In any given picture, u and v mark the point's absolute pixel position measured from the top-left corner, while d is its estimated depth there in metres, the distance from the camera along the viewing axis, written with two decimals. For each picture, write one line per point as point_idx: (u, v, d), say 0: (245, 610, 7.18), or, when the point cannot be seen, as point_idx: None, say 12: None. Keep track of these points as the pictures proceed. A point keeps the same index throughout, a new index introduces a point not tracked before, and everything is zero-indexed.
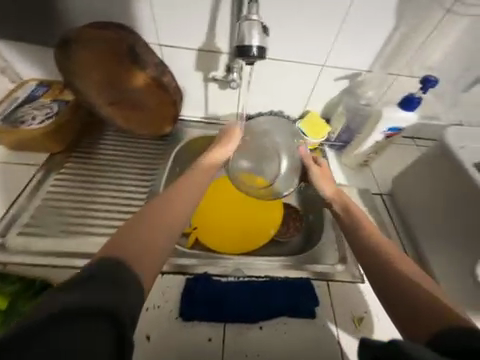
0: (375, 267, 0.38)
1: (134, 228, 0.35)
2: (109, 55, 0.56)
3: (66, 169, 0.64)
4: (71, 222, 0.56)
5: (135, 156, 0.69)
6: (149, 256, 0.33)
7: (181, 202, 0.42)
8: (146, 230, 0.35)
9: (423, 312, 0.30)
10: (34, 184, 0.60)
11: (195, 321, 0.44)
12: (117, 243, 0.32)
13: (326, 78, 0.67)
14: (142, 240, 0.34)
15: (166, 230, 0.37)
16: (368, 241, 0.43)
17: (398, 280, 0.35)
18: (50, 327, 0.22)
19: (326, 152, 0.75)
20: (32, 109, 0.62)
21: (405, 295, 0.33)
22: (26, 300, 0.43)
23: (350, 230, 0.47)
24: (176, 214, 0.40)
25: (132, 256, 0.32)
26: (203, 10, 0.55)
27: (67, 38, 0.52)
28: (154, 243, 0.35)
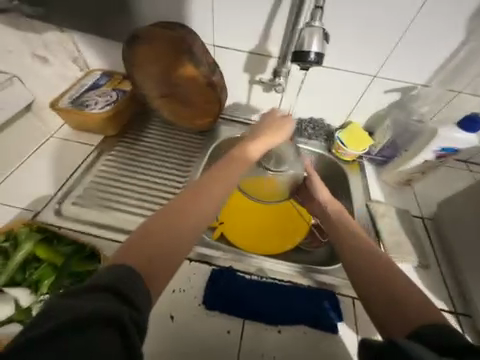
0: (355, 265, 0.39)
1: (150, 234, 0.31)
2: (169, 52, 0.61)
3: (115, 152, 0.70)
4: (115, 199, 0.61)
5: (175, 147, 0.73)
6: (161, 261, 0.30)
7: (205, 198, 0.37)
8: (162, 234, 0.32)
9: (402, 308, 0.32)
10: (87, 162, 0.67)
11: (216, 311, 0.45)
12: (131, 251, 0.30)
13: (375, 89, 0.64)
14: (156, 250, 0.31)
15: (182, 237, 0.33)
16: (349, 237, 0.43)
17: (376, 276, 0.36)
18: (55, 338, 0.20)
19: (364, 166, 0.72)
20: (96, 96, 0.70)
21: (386, 292, 0.34)
22: (77, 262, 0.48)
23: (332, 227, 0.47)
24: (199, 217, 0.35)
25: (144, 268, 0.29)
26: (260, 15, 0.57)
27: (135, 34, 0.58)
28: (167, 254, 0.31)
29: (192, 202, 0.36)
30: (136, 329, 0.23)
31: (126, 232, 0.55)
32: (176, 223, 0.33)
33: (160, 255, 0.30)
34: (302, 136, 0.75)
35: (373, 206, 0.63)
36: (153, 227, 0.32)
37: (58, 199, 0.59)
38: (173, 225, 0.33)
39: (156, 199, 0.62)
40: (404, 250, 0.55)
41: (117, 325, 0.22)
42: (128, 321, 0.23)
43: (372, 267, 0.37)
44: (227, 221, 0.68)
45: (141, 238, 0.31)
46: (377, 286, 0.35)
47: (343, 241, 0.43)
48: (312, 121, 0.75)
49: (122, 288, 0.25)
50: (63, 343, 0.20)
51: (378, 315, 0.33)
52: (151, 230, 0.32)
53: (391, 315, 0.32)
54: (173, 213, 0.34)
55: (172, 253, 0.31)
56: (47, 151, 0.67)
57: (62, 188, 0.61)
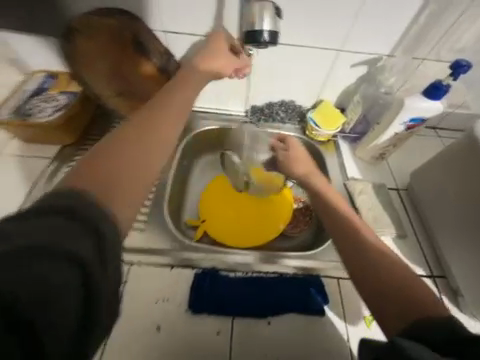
0: (353, 259, 0.35)
1: (107, 153, 0.26)
2: (114, 43, 0.54)
3: (76, 162, 0.64)
4: None
5: None
6: (130, 196, 0.25)
7: (165, 118, 0.31)
8: (118, 165, 0.25)
9: (406, 303, 0.29)
10: (45, 177, 0.61)
11: (203, 315, 0.44)
12: (84, 173, 0.24)
13: (342, 64, 0.62)
14: (118, 166, 0.25)
15: (152, 156, 0.28)
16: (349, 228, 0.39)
17: (377, 269, 0.33)
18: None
19: (339, 144, 0.73)
20: (41, 102, 0.62)
21: (386, 285, 0.31)
22: None
23: (329, 216, 0.42)
24: (161, 139, 0.29)
25: (107, 185, 0.24)
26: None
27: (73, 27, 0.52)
28: (136, 167, 0.26)
29: (151, 117, 0.30)
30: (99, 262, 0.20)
31: None
32: (138, 136, 0.28)
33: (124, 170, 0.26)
34: (274, 120, 0.74)
35: (350, 184, 0.63)
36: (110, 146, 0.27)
37: None
38: (136, 138, 0.28)
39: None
40: (382, 223, 0.57)
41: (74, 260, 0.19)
42: (89, 257, 0.20)
43: (372, 259, 0.34)
44: (209, 218, 0.66)
45: (97, 157, 0.26)
46: (377, 279, 0.32)
47: (340, 229, 0.39)
48: (283, 103, 0.72)
49: (74, 209, 0.21)
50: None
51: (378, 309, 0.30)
52: (106, 149, 0.26)
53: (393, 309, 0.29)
54: (131, 129, 0.28)
55: (142, 166, 0.27)
56: None
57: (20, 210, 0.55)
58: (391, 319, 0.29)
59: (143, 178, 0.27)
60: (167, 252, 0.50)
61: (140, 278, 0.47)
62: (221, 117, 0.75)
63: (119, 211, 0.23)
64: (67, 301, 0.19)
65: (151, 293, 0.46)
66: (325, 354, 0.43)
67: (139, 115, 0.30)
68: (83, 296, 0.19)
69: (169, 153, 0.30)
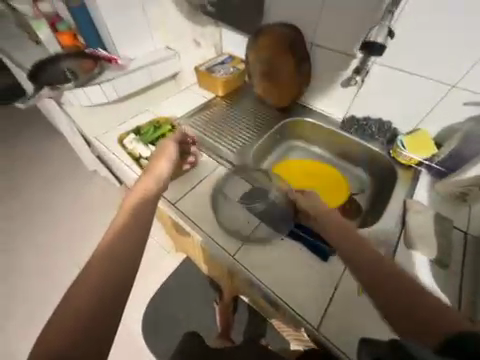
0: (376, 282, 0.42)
1: (82, 287, 0.38)
2: (274, 42, 0.84)
3: (217, 106, 1.02)
4: (206, 131, 0.92)
5: (258, 114, 0.98)
6: (113, 286, 0.39)
7: (137, 222, 0.47)
8: (97, 286, 0.38)
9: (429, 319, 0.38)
10: (201, 106, 1.01)
11: (244, 208, 0.67)
12: (63, 315, 0.35)
13: (453, 100, 0.67)
14: (88, 290, 0.37)
15: (127, 256, 0.42)
16: (375, 260, 0.45)
17: (391, 285, 0.41)
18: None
19: (420, 174, 0.74)
20: (220, 68, 1.03)
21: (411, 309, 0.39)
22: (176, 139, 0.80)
23: (355, 254, 0.47)
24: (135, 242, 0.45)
25: (75, 326, 0.35)
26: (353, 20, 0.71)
27: (261, 28, 0.86)
28: (112, 269, 0.40)
29: (123, 227, 0.46)
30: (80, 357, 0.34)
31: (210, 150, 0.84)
32: (109, 253, 0.41)
33: (101, 279, 0.39)
34: (365, 133, 0.84)
35: (409, 202, 0.66)
36: (84, 279, 0.38)
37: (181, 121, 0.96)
38: (102, 270, 0.39)
39: (232, 138, 0.89)
40: (423, 242, 0.58)
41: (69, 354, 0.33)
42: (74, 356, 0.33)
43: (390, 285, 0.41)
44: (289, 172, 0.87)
45: (65, 303, 0.36)
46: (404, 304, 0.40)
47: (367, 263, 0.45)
48: (379, 121, 0.82)
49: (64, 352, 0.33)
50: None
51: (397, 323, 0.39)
52: (83, 282, 0.38)
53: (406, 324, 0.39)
54: (102, 253, 0.41)
55: (115, 272, 0.40)
56: (182, 97, 1.06)
57: (185, 115, 0.98)
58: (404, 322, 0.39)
59: (119, 280, 0.40)
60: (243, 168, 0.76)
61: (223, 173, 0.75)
62: (320, 115, 0.94)
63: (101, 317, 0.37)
64: None
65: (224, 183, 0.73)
66: (310, 281, 0.56)
67: (109, 234, 0.44)
68: None
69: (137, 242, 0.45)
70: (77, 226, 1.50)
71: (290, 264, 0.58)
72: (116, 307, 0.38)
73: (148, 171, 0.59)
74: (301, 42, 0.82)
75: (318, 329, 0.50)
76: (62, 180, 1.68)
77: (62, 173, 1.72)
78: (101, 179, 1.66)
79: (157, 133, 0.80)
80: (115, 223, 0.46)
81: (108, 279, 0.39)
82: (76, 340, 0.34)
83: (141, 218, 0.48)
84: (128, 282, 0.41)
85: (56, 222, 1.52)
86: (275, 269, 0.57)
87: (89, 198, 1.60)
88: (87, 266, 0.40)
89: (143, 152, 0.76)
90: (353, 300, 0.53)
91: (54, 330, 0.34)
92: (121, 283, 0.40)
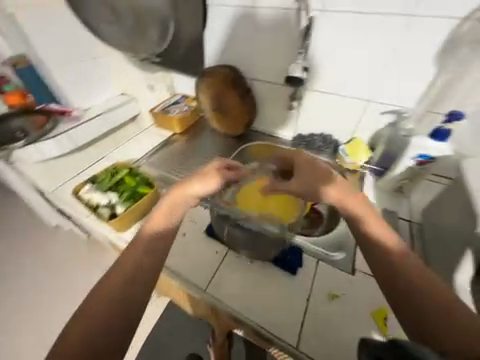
0: (386, 273, 0.39)
1: (102, 298, 0.37)
2: (218, 80, 0.94)
3: (177, 143, 1.06)
4: (167, 169, 0.95)
5: (216, 144, 1.04)
6: (117, 317, 0.36)
7: (147, 254, 0.42)
8: (102, 312, 0.36)
9: (441, 322, 0.34)
10: (160, 145, 1.05)
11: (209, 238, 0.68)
12: (68, 339, 0.34)
13: (372, 111, 0.80)
14: (95, 316, 0.36)
15: (134, 291, 0.39)
16: (393, 251, 0.40)
17: (414, 294, 0.37)
18: None
19: (365, 176, 0.84)
20: (175, 108, 1.09)
21: (418, 304, 0.36)
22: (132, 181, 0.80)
23: (368, 239, 0.42)
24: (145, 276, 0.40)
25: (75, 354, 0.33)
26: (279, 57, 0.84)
27: (204, 71, 0.96)
28: (128, 281, 0.39)
29: (140, 239, 0.43)
30: None
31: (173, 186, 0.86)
32: (122, 280, 0.39)
33: (124, 287, 0.38)
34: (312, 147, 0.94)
35: None
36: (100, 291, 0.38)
37: (141, 162, 0.98)
38: (114, 296, 0.37)
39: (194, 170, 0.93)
40: None
41: None
42: None
43: (406, 279, 0.38)
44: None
45: (82, 313, 0.36)
46: (409, 296, 0.37)
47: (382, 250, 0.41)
48: (322, 136, 0.93)
49: None
50: None
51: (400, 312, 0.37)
52: (100, 294, 0.37)
53: (411, 318, 0.36)
54: (119, 277, 0.39)
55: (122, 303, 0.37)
56: (141, 138, 1.10)
57: (146, 156, 1.00)
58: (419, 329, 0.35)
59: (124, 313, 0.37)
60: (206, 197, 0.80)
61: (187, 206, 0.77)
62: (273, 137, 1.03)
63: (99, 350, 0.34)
64: None
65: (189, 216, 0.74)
66: (285, 298, 0.57)
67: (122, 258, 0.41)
68: None
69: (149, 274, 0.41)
70: (44, 290, 1.36)
71: (262, 287, 0.59)
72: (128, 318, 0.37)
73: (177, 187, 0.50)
74: (241, 79, 0.94)
75: (298, 348, 0.50)
76: (19, 245, 1.52)
77: (20, 237, 1.57)
78: (67, 233, 1.54)
79: (116, 177, 0.80)
80: (132, 244, 0.43)
81: (125, 290, 0.38)
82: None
83: (153, 251, 0.43)
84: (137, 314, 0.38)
85: (19, 290, 1.37)
86: (251, 298, 0.57)
87: (54, 257, 1.46)
88: (103, 281, 0.39)
89: (100, 201, 0.75)
90: (325, 308, 0.55)
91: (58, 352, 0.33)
92: (142, 290, 0.39)
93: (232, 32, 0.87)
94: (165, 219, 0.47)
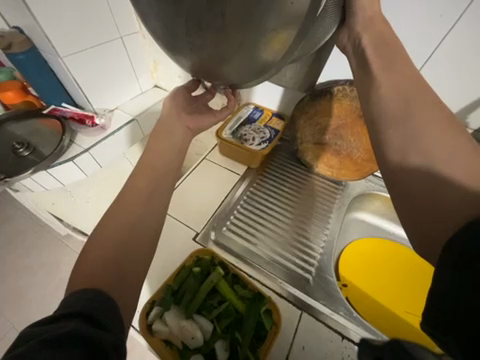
0: (394, 113, 0.32)
1: (115, 220, 0.38)
2: (350, 111, 0.64)
3: (255, 186, 0.72)
4: (251, 236, 0.63)
5: (311, 193, 0.72)
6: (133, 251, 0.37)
7: (156, 185, 0.43)
8: (119, 242, 0.36)
9: (439, 165, 0.27)
10: (234, 189, 0.71)
11: None
12: (93, 251, 0.35)
13: None
14: (108, 232, 0.37)
15: (146, 218, 0.40)
16: (403, 80, 0.33)
17: (419, 149, 0.29)
18: (52, 328, 0.25)
19: None
20: (251, 131, 0.75)
21: (420, 147, 0.29)
22: (225, 286, 0.45)
23: (386, 77, 0.34)
24: (149, 198, 0.41)
25: (117, 265, 0.34)
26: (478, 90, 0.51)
27: (327, 90, 0.63)
28: (131, 238, 0.37)
29: (139, 176, 0.43)
30: (105, 331, 0.27)
31: (276, 277, 0.56)
32: (127, 205, 0.40)
33: (131, 221, 0.38)
34: None
35: None
36: (96, 238, 0.36)
37: (213, 226, 0.64)
38: (121, 215, 0.38)
39: (291, 240, 0.63)
40: None
41: (89, 320, 0.27)
42: (108, 341, 0.26)
43: (412, 111, 0.31)
44: (348, 276, 0.68)
45: (85, 270, 0.33)
46: (412, 134, 0.30)
47: (400, 79, 0.34)
48: None
49: (95, 313, 0.28)
50: (59, 327, 0.25)
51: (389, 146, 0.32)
52: (98, 239, 0.36)
53: (399, 171, 0.30)
54: (121, 200, 0.40)
55: (143, 227, 0.39)
56: (200, 174, 0.75)
57: (219, 211, 0.66)
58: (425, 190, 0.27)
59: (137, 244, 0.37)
60: (331, 305, 0.53)
61: (310, 324, 0.50)
62: None
63: (129, 278, 0.35)
64: (96, 344, 0.25)
65: (322, 350, 0.47)
66: None
67: (123, 193, 0.41)
68: (95, 350, 0.24)
69: (160, 197, 0.42)
70: None
71: None
72: (147, 239, 0.39)
73: (177, 116, 0.54)
74: None
75: None
76: None
77: None
78: None
79: (204, 284, 0.45)
80: (130, 181, 0.42)
81: (130, 230, 0.38)
82: (110, 263, 0.34)
83: (158, 181, 0.43)
84: (156, 228, 0.40)
85: None
86: None
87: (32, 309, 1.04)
88: (109, 215, 0.39)
89: (185, 337, 0.41)
90: None
91: (87, 261, 0.34)
92: (153, 220, 0.40)
93: (411, 42, 0.52)
94: (147, 175, 0.43)
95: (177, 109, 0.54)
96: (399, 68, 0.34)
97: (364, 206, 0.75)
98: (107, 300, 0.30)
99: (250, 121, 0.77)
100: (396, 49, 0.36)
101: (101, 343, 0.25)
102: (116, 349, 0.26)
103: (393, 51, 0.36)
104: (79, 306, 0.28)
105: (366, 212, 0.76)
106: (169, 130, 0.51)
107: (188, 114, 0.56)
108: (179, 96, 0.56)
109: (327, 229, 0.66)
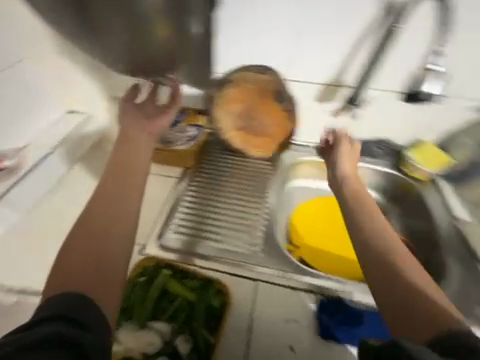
0: (374, 234, 0.43)
1: (82, 237, 0.38)
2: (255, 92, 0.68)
3: (196, 184, 0.74)
4: (200, 231, 0.64)
5: (248, 176, 0.76)
6: (106, 268, 0.37)
7: (124, 198, 0.42)
8: (91, 259, 0.37)
9: (410, 290, 0.36)
10: (174, 192, 0.71)
11: (331, 342, 0.48)
12: (64, 268, 0.36)
13: (447, 110, 0.68)
14: (79, 251, 0.37)
15: (116, 234, 0.39)
16: (359, 195, 0.49)
17: (390, 270, 0.38)
18: (33, 336, 0.28)
19: (440, 183, 0.72)
20: (176, 134, 0.76)
21: (393, 272, 0.38)
22: (175, 283, 0.46)
23: (363, 199, 0.48)
24: (116, 213, 0.41)
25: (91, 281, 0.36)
26: (340, 50, 0.63)
27: (229, 78, 0.66)
28: (102, 254, 0.37)
29: (106, 188, 0.42)
30: (86, 330, 0.30)
31: (229, 261, 0.59)
32: (96, 219, 0.40)
33: (101, 239, 0.38)
34: (369, 156, 0.76)
35: (460, 225, 0.64)
36: (66, 253, 0.38)
37: (160, 234, 0.63)
38: (91, 230, 0.39)
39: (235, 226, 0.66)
40: None
41: (71, 320, 0.30)
42: (86, 341, 0.29)
43: (376, 231, 0.43)
44: (299, 238, 0.75)
45: (60, 272, 0.36)
46: (377, 251, 0.41)
47: (347, 186, 0.51)
48: (381, 141, 0.75)
49: (76, 315, 0.31)
50: (40, 334, 0.28)
51: (366, 265, 0.40)
52: (69, 255, 0.37)
53: (390, 284, 0.37)
54: (89, 215, 0.40)
55: (113, 242, 0.39)
56: None
57: (163, 217, 0.66)
58: (400, 300, 0.36)
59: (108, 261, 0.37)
60: (281, 265, 0.58)
61: (266, 290, 0.54)
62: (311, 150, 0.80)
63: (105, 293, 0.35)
64: (74, 346, 0.28)
65: (280, 309, 0.51)
66: None
67: (90, 207, 0.41)
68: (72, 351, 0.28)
69: (129, 209, 0.41)
70: None
71: None
72: (121, 253, 0.39)
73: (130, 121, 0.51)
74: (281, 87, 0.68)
75: None
76: None
77: None
78: None
79: (154, 288, 0.45)
80: (96, 196, 0.42)
81: (100, 248, 0.38)
82: (83, 280, 0.35)
83: (126, 193, 0.42)
84: (130, 241, 0.40)
85: None
86: None
87: None
88: (76, 233, 0.39)
89: (146, 344, 0.42)
90: None
91: (59, 280, 0.36)
92: (122, 235, 0.39)
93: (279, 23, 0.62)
94: (110, 189, 0.42)
95: (131, 111, 0.53)
96: (351, 175, 0.53)
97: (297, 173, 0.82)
98: (87, 302, 0.33)
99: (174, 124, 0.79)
100: (349, 156, 0.56)
101: (85, 344, 0.29)
102: (96, 348, 0.29)
103: (345, 158, 0.55)
104: (61, 310, 0.31)
105: (303, 179, 0.84)
106: (128, 136, 0.50)
107: (144, 118, 0.53)
108: (128, 98, 0.55)
109: (268, 205, 0.71)
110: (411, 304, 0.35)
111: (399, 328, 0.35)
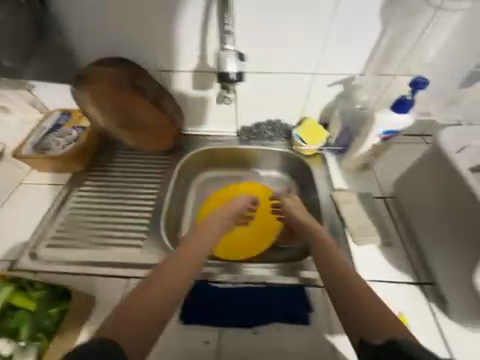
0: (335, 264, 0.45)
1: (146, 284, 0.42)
2: (118, 86, 0.63)
3: (84, 189, 0.71)
4: (82, 238, 0.63)
5: (142, 174, 0.75)
6: (159, 300, 0.41)
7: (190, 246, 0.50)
8: (148, 297, 0.40)
9: (363, 298, 0.39)
10: (58, 200, 0.68)
11: (193, 326, 0.48)
12: (128, 313, 0.38)
13: (319, 84, 0.68)
14: (160, 292, 0.41)
15: (183, 273, 0.45)
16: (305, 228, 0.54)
17: (350, 283, 0.42)
18: None
19: (325, 156, 0.75)
20: (57, 137, 0.72)
21: (366, 289, 0.41)
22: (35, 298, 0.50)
23: (319, 230, 0.54)
24: (190, 260, 0.47)
25: (135, 323, 0.37)
26: (193, 33, 0.60)
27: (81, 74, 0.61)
28: (171, 288, 0.43)
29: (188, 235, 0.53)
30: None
31: (107, 263, 0.58)
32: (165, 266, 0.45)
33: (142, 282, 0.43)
34: (263, 139, 0.78)
35: (335, 195, 0.66)
36: (136, 303, 0.39)
37: (36, 245, 0.60)
38: (154, 278, 0.43)
39: (123, 229, 0.64)
40: (366, 232, 0.59)
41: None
42: None
43: (336, 254, 0.47)
44: None
45: (124, 319, 0.37)
46: (347, 275, 0.43)
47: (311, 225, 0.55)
48: (270, 123, 0.76)
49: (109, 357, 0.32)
50: None
51: (364, 285, 0.41)
52: (141, 301, 0.40)
53: (366, 303, 0.39)
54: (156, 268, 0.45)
55: (166, 286, 0.43)
56: (16, 201, 0.68)
57: (41, 227, 0.63)
58: (365, 314, 0.38)
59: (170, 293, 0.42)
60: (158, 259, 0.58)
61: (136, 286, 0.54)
62: (206, 138, 0.80)
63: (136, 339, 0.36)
64: None
65: None
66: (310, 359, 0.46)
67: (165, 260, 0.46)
68: None
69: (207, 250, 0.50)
70: None
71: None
72: (173, 299, 0.42)
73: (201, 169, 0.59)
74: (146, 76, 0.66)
75: None
76: None
77: None
78: None
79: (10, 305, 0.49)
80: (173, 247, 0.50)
81: (158, 290, 0.42)
82: (133, 324, 0.37)
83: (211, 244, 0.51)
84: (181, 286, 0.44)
85: None
86: None
87: None
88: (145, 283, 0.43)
89: None
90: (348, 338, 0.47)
91: (112, 326, 0.36)
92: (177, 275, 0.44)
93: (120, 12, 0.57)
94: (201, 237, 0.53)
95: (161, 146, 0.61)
96: (300, 212, 0.59)
97: (196, 162, 0.80)
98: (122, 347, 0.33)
99: (56, 128, 0.74)
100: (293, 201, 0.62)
101: None
102: None
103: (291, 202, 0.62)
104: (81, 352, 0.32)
105: (208, 167, 0.82)
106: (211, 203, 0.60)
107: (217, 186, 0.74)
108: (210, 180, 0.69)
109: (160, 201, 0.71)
110: (370, 315, 0.37)
111: (371, 335, 0.35)
